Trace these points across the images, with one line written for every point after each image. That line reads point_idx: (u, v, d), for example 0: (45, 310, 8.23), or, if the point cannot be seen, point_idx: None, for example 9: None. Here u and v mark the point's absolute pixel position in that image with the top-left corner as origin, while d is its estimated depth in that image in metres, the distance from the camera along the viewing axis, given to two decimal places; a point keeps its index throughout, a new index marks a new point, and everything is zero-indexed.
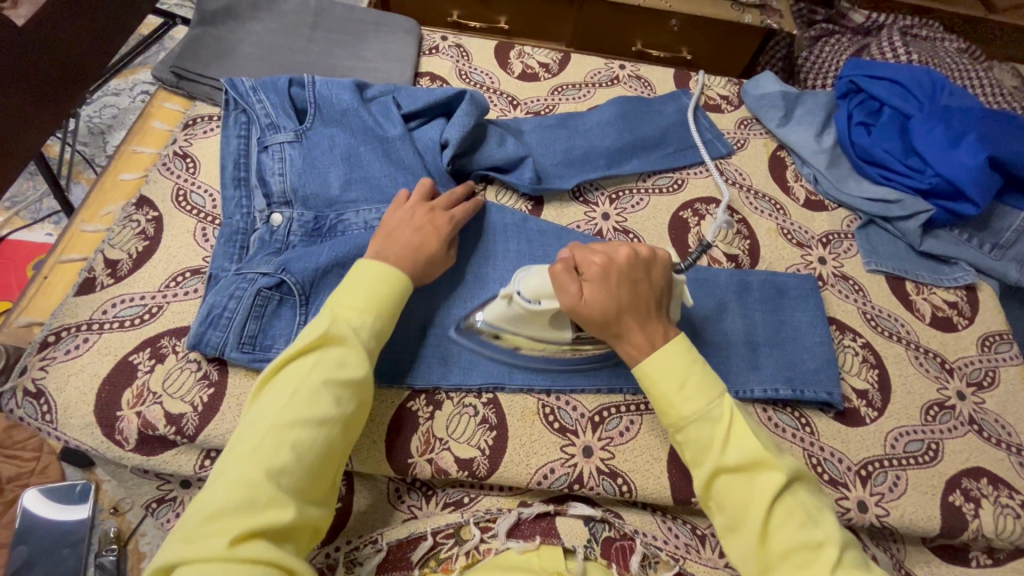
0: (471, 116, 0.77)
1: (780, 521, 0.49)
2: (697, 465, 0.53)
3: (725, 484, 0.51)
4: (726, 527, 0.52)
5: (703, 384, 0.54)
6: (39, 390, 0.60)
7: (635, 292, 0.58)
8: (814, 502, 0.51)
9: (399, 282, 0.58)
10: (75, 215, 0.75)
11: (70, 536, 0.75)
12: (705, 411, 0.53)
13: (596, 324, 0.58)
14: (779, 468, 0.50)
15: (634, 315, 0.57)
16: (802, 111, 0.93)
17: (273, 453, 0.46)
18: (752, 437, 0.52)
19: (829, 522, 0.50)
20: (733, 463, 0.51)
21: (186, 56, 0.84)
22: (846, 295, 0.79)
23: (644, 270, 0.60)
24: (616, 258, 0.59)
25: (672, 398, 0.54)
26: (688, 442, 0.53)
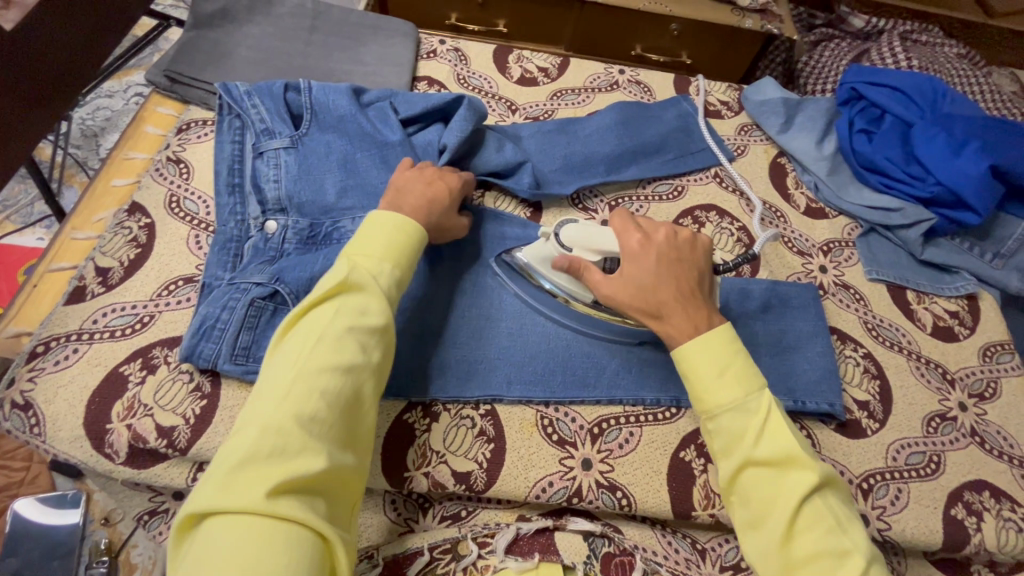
0: (469, 121, 0.76)
1: (806, 524, 0.48)
2: (725, 456, 0.52)
3: (753, 478, 0.50)
4: (746, 523, 0.50)
5: (744, 376, 0.53)
6: (27, 403, 0.59)
7: (677, 274, 0.60)
8: (843, 510, 0.49)
9: (413, 230, 0.57)
10: (66, 222, 0.74)
11: (58, 549, 0.73)
12: (741, 401, 0.52)
13: (634, 296, 0.60)
14: (813, 468, 0.49)
15: (675, 293, 0.59)
16: (803, 117, 0.92)
17: (304, 400, 0.43)
18: (787, 434, 0.50)
19: (857, 534, 0.48)
20: (764, 457, 0.50)
21: (179, 59, 0.82)
22: (847, 304, 0.78)
23: (685, 252, 0.63)
24: (654, 235, 0.63)
25: (710, 384, 0.53)
26: (720, 430, 0.52)
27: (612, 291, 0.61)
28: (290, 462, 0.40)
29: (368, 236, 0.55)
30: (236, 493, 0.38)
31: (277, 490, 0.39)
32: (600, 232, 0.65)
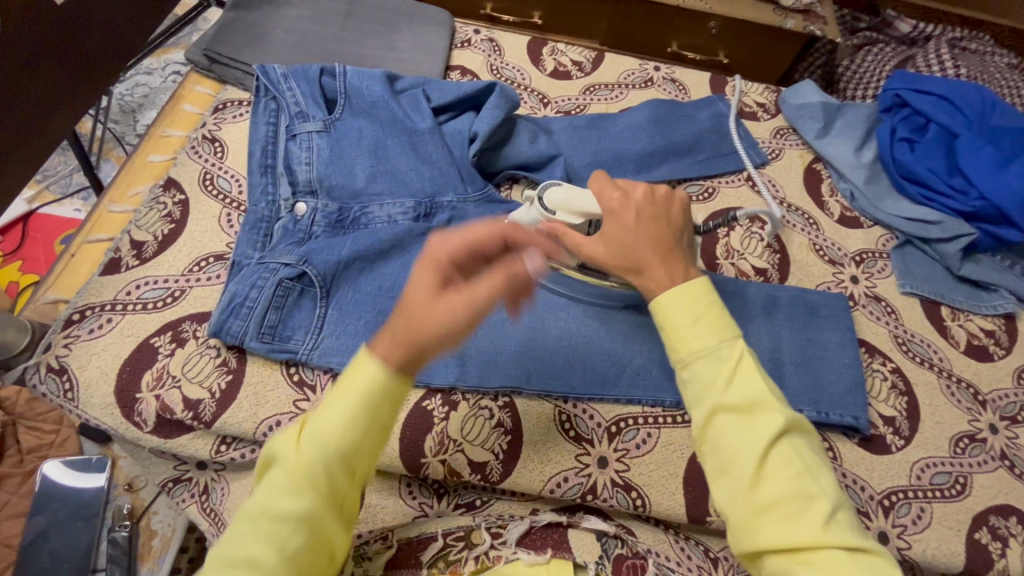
0: (500, 110, 0.76)
1: (776, 468, 0.47)
2: (696, 405, 0.51)
3: (723, 425, 0.49)
4: (715, 472, 0.49)
5: (718, 324, 0.53)
6: (61, 367, 0.61)
7: (656, 230, 0.60)
8: (813, 456, 0.49)
9: (387, 388, 0.43)
10: (104, 195, 0.76)
11: (83, 510, 0.76)
12: (714, 346, 0.52)
13: (614, 253, 0.59)
14: (782, 411, 0.48)
15: (653, 249, 0.59)
16: (842, 123, 0.89)
17: (241, 550, 0.40)
18: (759, 378, 0.50)
19: (828, 480, 0.47)
20: (734, 401, 0.49)
21: (219, 40, 0.84)
22: (877, 317, 0.76)
23: (663, 208, 0.63)
24: (635, 194, 0.62)
25: (683, 332, 0.53)
26: (692, 378, 0.52)
27: (595, 251, 0.60)
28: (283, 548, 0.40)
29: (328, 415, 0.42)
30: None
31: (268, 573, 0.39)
32: (582, 195, 0.64)
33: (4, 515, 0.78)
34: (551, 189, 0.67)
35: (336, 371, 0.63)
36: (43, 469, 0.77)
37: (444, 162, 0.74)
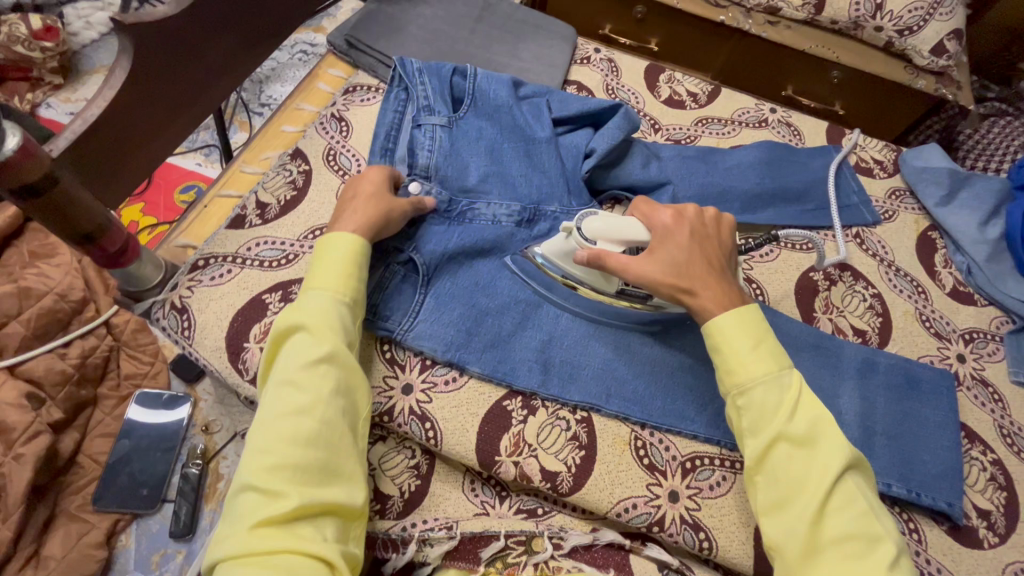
0: (621, 130, 0.77)
1: (837, 507, 0.47)
2: (754, 433, 0.51)
3: (783, 455, 0.49)
4: (769, 505, 0.49)
5: (776, 352, 0.53)
6: (183, 307, 0.65)
7: (707, 250, 0.59)
8: (871, 495, 0.49)
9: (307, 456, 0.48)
10: (238, 156, 0.83)
11: (163, 442, 0.80)
12: (775, 374, 0.52)
13: (668, 273, 0.58)
14: (844, 446, 0.49)
15: (707, 267, 0.58)
16: (969, 194, 0.85)
17: (292, 440, 0.48)
18: (819, 411, 0.51)
19: (887, 524, 0.47)
20: (797, 433, 0.49)
21: (361, 28, 0.89)
22: (982, 402, 0.72)
23: (712, 228, 0.62)
24: (686, 214, 0.61)
25: (743, 357, 0.53)
26: (751, 405, 0.51)
27: (647, 270, 0.58)
28: (274, 553, 0.43)
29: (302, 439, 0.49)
30: (225, 545, 0.44)
31: (261, 531, 0.44)
32: (625, 222, 0.61)
33: (96, 432, 0.82)
34: (587, 219, 0.63)
35: (427, 355, 0.64)
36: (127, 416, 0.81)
37: (555, 173, 0.75)
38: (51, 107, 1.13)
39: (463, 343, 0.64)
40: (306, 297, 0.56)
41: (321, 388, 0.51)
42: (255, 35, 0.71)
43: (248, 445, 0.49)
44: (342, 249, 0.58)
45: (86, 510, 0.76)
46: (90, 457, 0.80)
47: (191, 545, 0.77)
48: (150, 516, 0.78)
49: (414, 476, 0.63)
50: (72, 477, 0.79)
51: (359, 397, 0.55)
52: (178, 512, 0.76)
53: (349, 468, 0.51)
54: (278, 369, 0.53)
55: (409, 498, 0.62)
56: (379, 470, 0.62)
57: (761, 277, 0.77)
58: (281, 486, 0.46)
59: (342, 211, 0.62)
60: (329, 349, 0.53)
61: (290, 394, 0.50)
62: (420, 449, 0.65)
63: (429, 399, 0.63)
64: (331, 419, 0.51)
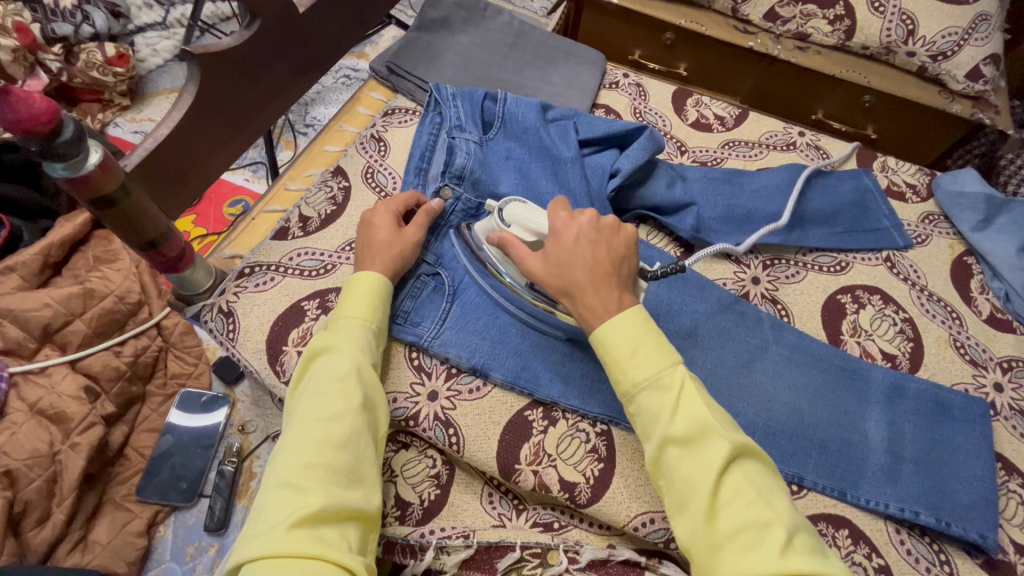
0: (647, 151, 0.79)
1: (726, 499, 0.46)
2: (646, 438, 0.51)
3: (673, 458, 0.49)
4: (673, 507, 0.49)
5: (657, 350, 0.52)
6: (229, 311, 0.70)
7: (595, 253, 0.57)
8: (767, 482, 0.48)
9: (336, 460, 0.51)
10: (284, 174, 0.88)
11: (202, 439, 0.85)
12: (654, 377, 0.51)
13: (555, 274, 0.57)
14: (724, 437, 0.48)
15: (589, 272, 0.56)
16: (1007, 219, 0.83)
17: (323, 446, 0.51)
18: (699, 406, 0.49)
19: (779, 505, 0.46)
20: (680, 434, 0.48)
21: (402, 55, 0.94)
22: (1021, 433, 0.70)
23: (606, 234, 0.59)
24: (579, 220, 0.60)
25: (622, 363, 0.52)
26: (640, 411, 0.51)
27: (533, 268, 0.59)
28: (306, 556, 0.44)
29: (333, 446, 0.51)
30: (257, 545, 0.45)
31: (297, 532, 0.45)
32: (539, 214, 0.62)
33: (142, 427, 0.87)
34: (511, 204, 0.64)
35: (453, 363, 0.67)
36: (170, 418, 0.86)
37: (581, 191, 0.77)
38: (118, 126, 1.22)
39: (489, 352, 0.67)
40: (339, 319, 0.61)
41: (352, 397, 0.55)
42: (305, 63, 0.77)
43: (279, 452, 0.51)
44: (366, 283, 0.63)
45: (130, 500, 0.81)
46: (136, 450, 0.85)
47: (223, 540, 0.81)
48: (188, 509, 0.83)
49: (434, 485, 0.65)
50: (118, 469, 0.84)
51: (380, 413, 0.58)
52: (213, 507, 0.80)
53: (370, 476, 0.53)
54: (307, 382, 0.56)
55: (428, 507, 0.64)
56: (400, 477, 0.64)
57: (786, 298, 0.77)
58: (312, 484, 0.48)
59: (369, 253, 0.66)
60: (359, 364, 0.57)
61: (321, 402, 0.53)
62: (441, 458, 0.66)
63: (454, 406, 0.65)
64: (360, 428, 0.54)
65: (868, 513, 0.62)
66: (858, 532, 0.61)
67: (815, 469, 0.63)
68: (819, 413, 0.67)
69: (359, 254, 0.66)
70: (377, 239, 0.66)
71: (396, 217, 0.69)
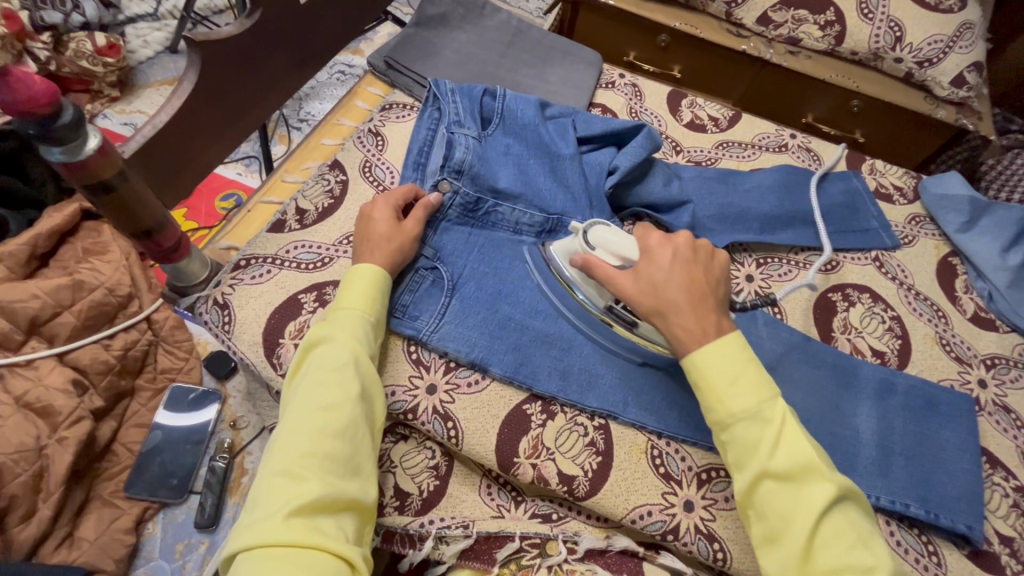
0: (643, 149, 0.80)
1: (824, 538, 0.47)
2: (739, 469, 0.51)
3: (768, 492, 0.49)
4: (763, 538, 0.49)
5: (757, 384, 0.52)
6: (225, 303, 0.69)
7: (692, 275, 0.58)
8: (866, 527, 0.49)
9: (334, 451, 0.50)
10: (280, 166, 0.88)
11: (193, 434, 0.84)
12: (756, 409, 0.51)
13: (646, 294, 0.58)
14: (830, 480, 0.48)
15: (684, 293, 0.56)
16: (990, 221, 0.86)
17: (321, 435, 0.50)
18: (803, 444, 0.49)
19: (878, 550, 0.47)
20: (781, 469, 0.49)
21: (399, 51, 0.94)
22: (1004, 428, 0.72)
23: (702, 257, 0.60)
24: (676, 241, 0.60)
25: (723, 392, 0.52)
26: (734, 441, 0.51)
27: None
28: (301, 546, 0.44)
29: (330, 437, 0.51)
30: (253, 534, 0.45)
31: (293, 521, 0.45)
32: (625, 237, 0.63)
33: (131, 422, 0.85)
34: (596, 226, 0.65)
35: (451, 357, 0.67)
36: (158, 418, 0.84)
37: (579, 188, 0.78)
38: (106, 117, 1.20)
39: (488, 347, 0.67)
40: (339, 310, 0.60)
41: (350, 387, 0.54)
42: (304, 55, 0.76)
43: (276, 440, 0.51)
44: (365, 275, 0.62)
45: (118, 496, 0.79)
46: (125, 446, 0.83)
47: (214, 536, 0.80)
48: (177, 506, 0.81)
49: (433, 476, 0.65)
50: (106, 464, 0.82)
51: (378, 405, 0.58)
52: (204, 503, 0.79)
53: (367, 467, 0.53)
54: (304, 372, 0.56)
55: (427, 497, 0.63)
56: (399, 468, 0.64)
57: (779, 295, 0.79)
58: (309, 474, 0.48)
59: (368, 246, 0.66)
60: (357, 355, 0.57)
61: (320, 391, 0.53)
62: (440, 450, 0.66)
63: (452, 399, 0.65)
64: (357, 419, 0.53)
65: None
66: None
67: None
68: (811, 407, 0.68)
69: (358, 249, 0.66)
70: (376, 232, 0.66)
71: (396, 212, 0.69)
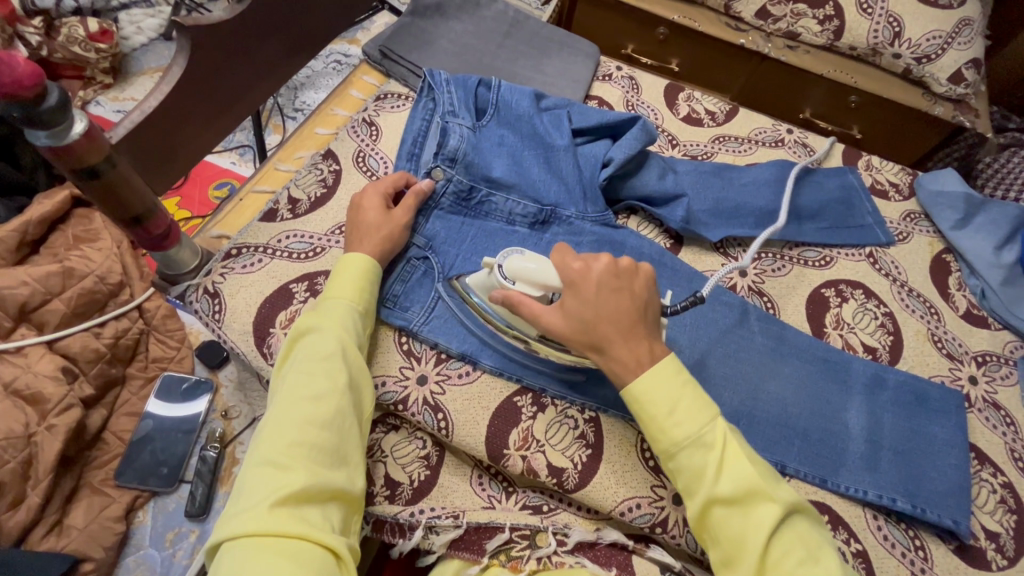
0: (639, 141, 0.80)
1: (777, 558, 0.47)
2: (689, 495, 0.51)
3: (720, 517, 0.49)
4: (720, 562, 0.50)
5: (693, 407, 0.52)
6: (215, 292, 0.69)
7: (621, 305, 0.54)
8: (815, 536, 0.49)
9: (320, 442, 0.50)
10: (273, 155, 0.87)
11: (185, 424, 0.84)
12: (696, 436, 0.51)
13: (576, 331, 0.54)
14: (774, 500, 0.48)
15: (618, 327, 0.53)
16: (984, 218, 0.86)
17: (307, 427, 0.50)
18: (745, 465, 0.50)
19: (832, 562, 0.47)
20: (727, 494, 0.49)
21: (395, 40, 0.94)
22: (993, 424, 0.72)
23: (627, 279, 0.55)
24: (593, 270, 0.55)
25: (663, 422, 0.51)
26: (680, 470, 0.51)
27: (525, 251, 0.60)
28: (286, 536, 0.44)
29: (316, 428, 0.50)
30: (238, 523, 0.45)
31: (279, 510, 0.45)
32: (545, 264, 0.56)
33: (122, 411, 0.85)
34: (511, 256, 0.58)
35: (442, 348, 0.67)
36: (148, 407, 0.84)
37: (573, 180, 0.78)
38: (99, 104, 1.19)
39: (478, 339, 0.67)
40: (328, 300, 0.60)
41: (337, 377, 0.54)
42: (296, 41, 0.75)
43: (262, 431, 0.51)
44: (354, 266, 0.62)
45: (108, 485, 0.79)
46: (115, 434, 0.83)
47: (204, 525, 0.80)
48: (168, 495, 0.81)
49: (424, 466, 0.65)
50: (96, 453, 0.82)
51: (366, 396, 0.58)
52: (194, 493, 0.79)
53: (354, 457, 0.53)
54: (293, 361, 0.56)
55: (417, 487, 0.63)
56: (389, 458, 0.64)
57: (772, 291, 0.79)
58: (295, 464, 0.48)
59: (358, 236, 0.65)
60: (344, 345, 0.56)
61: (307, 381, 0.53)
62: (430, 440, 0.66)
63: (443, 390, 0.65)
64: (345, 409, 0.53)
65: (847, 500, 0.64)
66: (838, 518, 0.63)
67: (798, 457, 0.65)
68: (801, 402, 0.68)
69: (348, 238, 0.66)
70: (368, 221, 0.66)
71: (386, 201, 0.68)
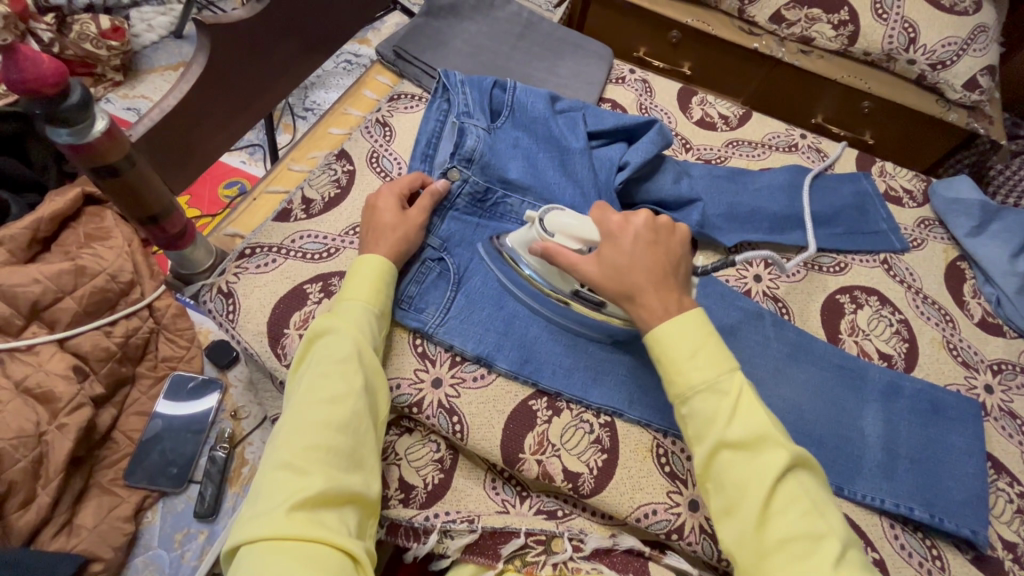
0: (655, 145, 0.80)
1: (782, 506, 0.46)
2: (698, 441, 0.50)
3: (726, 462, 0.49)
4: (721, 510, 0.49)
5: (716, 356, 0.52)
6: (229, 291, 0.68)
7: (654, 256, 0.57)
8: (819, 492, 0.48)
9: (337, 445, 0.50)
10: (286, 155, 0.87)
11: (194, 424, 0.83)
12: (713, 381, 0.51)
13: (609, 278, 0.56)
14: (786, 448, 0.48)
15: (648, 276, 0.55)
16: (1000, 226, 0.85)
17: (324, 430, 0.50)
18: (760, 415, 0.49)
19: (834, 518, 0.47)
20: (737, 438, 0.48)
21: (409, 41, 0.93)
22: (1009, 433, 0.72)
23: (663, 236, 0.59)
24: (635, 222, 0.59)
25: (682, 364, 0.52)
26: (692, 414, 0.51)
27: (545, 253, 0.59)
28: (304, 541, 0.44)
29: (333, 432, 0.50)
30: (256, 526, 0.44)
31: (297, 514, 0.45)
32: (581, 220, 0.60)
33: (131, 410, 0.85)
34: (552, 212, 0.61)
35: (457, 351, 0.66)
36: (157, 406, 0.84)
37: (588, 183, 0.77)
38: (110, 101, 1.19)
39: (495, 341, 0.66)
40: (345, 301, 0.60)
41: (354, 380, 0.53)
42: (313, 40, 0.75)
43: (278, 433, 0.50)
44: (370, 268, 0.61)
45: (117, 484, 0.79)
46: (125, 434, 0.83)
47: (213, 526, 0.79)
48: (177, 495, 0.81)
49: (438, 469, 0.64)
50: (105, 452, 0.81)
51: (381, 399, 0.57)
52: (204, 493, 0.78)
53: (370, 461, 0.52)
54: (309, 363, 0.55)
55: (431, 491, 0.63)
56: (404, 461, 0.64)
57: (787, 296, 0.78)
58: (312, 467, 0.47)
59: (374, 236, 0.65)
60: (360, 347, 0.56)
61: (323, 383, 0.52)
62: (444, 444, 0.66)
63: (458, 394, 0.65)
64: (362, 412, 0.53)
65: (864, 508, 0.64)
66: (855, 527, 0.62)
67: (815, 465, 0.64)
68: (818, 409, 0.68)
69: (362, 239, 0.66)
70: (384, 222, 0.65)
71: (402, 202, 0.68)
